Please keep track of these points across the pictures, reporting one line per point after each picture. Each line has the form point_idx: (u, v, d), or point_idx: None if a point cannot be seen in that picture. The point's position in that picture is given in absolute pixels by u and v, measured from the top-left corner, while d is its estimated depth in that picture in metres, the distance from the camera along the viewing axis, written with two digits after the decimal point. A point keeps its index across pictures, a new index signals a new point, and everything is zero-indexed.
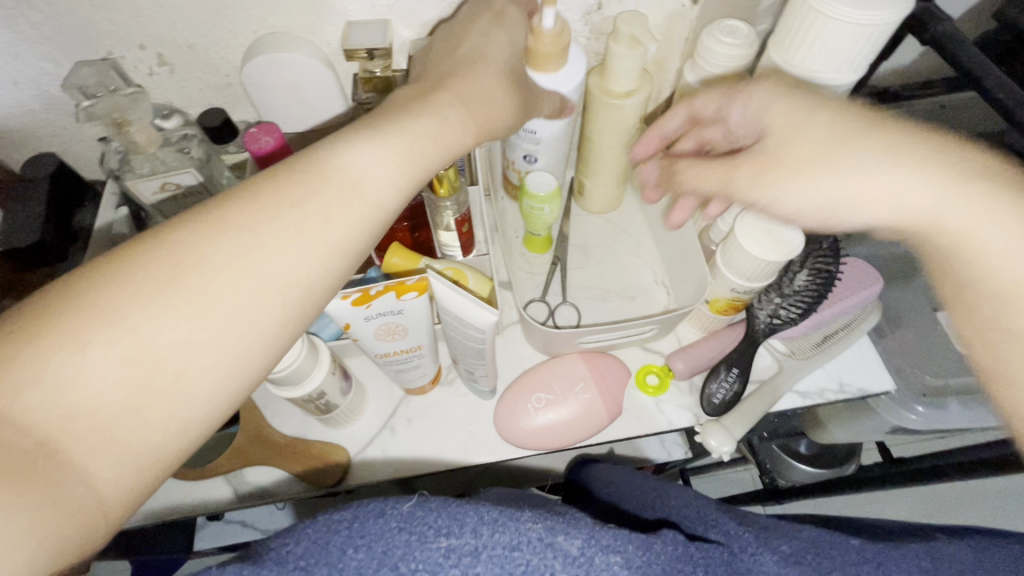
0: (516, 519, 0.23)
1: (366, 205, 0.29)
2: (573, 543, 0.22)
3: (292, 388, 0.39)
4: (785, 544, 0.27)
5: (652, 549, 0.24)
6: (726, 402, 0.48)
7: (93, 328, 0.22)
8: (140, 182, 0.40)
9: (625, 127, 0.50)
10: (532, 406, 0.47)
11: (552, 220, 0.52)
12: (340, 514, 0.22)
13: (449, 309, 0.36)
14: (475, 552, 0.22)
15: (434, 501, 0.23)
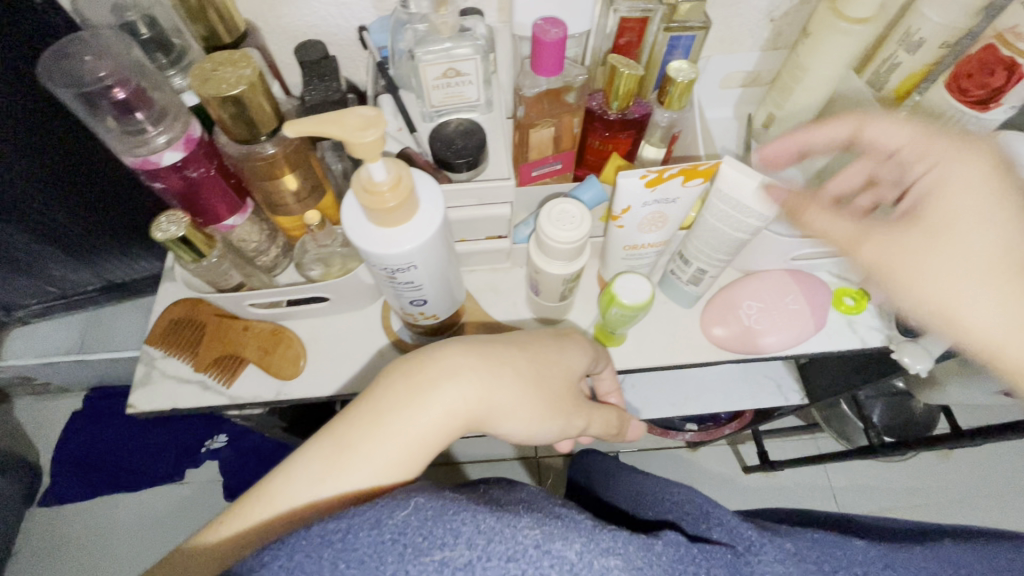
0: (512, 528, 0.30)
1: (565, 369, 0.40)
2: (571, 548, 0.31)
3: (562, 265, 0.42)
4: (790, 543, 0.40)
5: (653, 550, 0.34)
6: (923, 325, 0.51)
7: (390, 417, 0.33)
8: (429, 64, 0.43)
9: (846, 56, 0.52)
10: (743, 314, 0.50)
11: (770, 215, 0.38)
12: (334, 526, 0.29)
13: (732, 198, 0.39)
14: (466, 563, 0.29)
15: (428, 513, 0.29)
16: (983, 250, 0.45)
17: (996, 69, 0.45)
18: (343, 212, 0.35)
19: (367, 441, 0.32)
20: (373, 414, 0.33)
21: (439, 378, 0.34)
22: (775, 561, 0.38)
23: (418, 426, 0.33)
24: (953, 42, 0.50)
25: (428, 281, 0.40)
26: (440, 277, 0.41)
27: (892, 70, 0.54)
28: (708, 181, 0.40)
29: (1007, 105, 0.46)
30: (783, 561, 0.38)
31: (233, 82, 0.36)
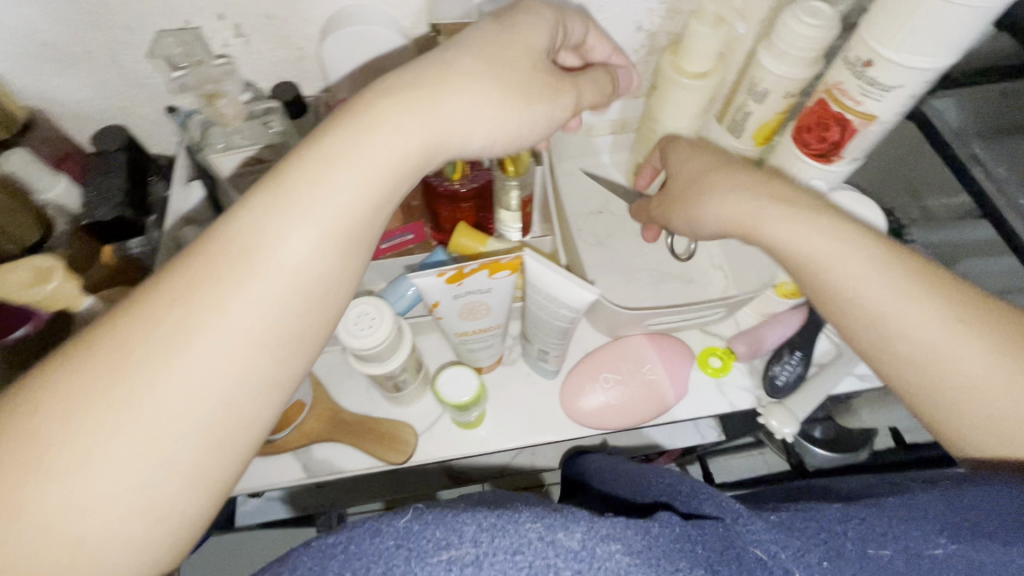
0: (514, 523, 0.24)
1: (513, 85, 0.31)
2: (573, 538, 0.23)
3: (377, 365, 0.39)
4: (775, 514, 0.26)
5: (650, 533, 0.25)
6: (789, 383, 0.49)
7: (302, 191, 0.26)
8: (218, 156, 0.40)
9: (692, 109, 0.50)
10: (600, 386, 0.48)
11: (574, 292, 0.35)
12: (334, 538, 0.23)
13: (540, 288, 0.36)
14: (476, 561, 0.22)
15: (430, 515, 0.24)
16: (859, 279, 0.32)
17: (829, 124, 0.44)
18: None
19: (285, 232, 0.25)
20: (289, 194, 0.25)
21: (365, 142, 0.27)
22: (767, 542, 0.25)
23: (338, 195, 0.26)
24: (797, 91, 0.48)
25: None
26: None
27: (746, 118, 0.52)
28: (519, 271, 0.37)
29: (846, 157, 0.45)
30: (778, 540, 0.25)
31: None
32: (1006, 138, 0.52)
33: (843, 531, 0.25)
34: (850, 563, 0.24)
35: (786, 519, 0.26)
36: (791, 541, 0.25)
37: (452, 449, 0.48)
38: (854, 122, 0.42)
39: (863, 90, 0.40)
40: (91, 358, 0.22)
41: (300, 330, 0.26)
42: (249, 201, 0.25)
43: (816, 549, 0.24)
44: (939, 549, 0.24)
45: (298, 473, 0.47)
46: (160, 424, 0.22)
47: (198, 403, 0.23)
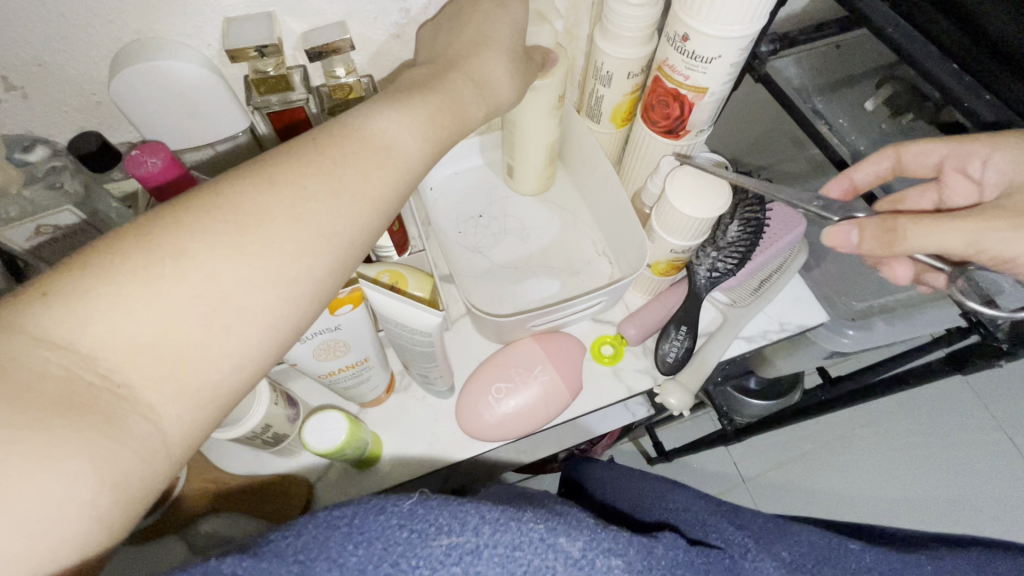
0: (517, 519, 0.22)
1: (402, 165, 0.29)
2: (575, 544, 0.22)
3: (232, 427, 0.36)
4: (785, 551, 0.29)
5: (653, 553, 0.24)
6: (680, 358, 0.49)
7: (300, 181, 0.26)
8: (6, 231, 0.36)
9: (547, 109, 0.47)
10: (493, 397, 0.47)
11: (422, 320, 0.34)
12: (341, 511, 0.21)
13: (389, 317, 0.34)
14: (476, 551, 0.21)
15: (435, 501, 0.22)
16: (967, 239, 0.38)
17: (669, 101, 0.44)
18: None
19: (289, 218, 0.25)
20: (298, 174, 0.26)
21: (360, 150, 0.28)
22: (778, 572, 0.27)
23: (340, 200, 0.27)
24: (639, 70, 0.48)
25: None
26: None
27: (599, 102, 0.51)
28: (364, 302, 0.35)
29: (693, 130, 0.46)
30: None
31: None
32: (841, 89, 0.54)
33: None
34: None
35: (796, 560, 0.29)
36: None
37: (354, 491, 0.46)
38: (688, 96, 0.42)
39: (687, 64, 0.40)
40: (90, 268, 0.22)
41: (294, 313, 0.26)
42: (266, 170, 0.26)
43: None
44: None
45: None
46: (146, 353, 0.22)
47: (155, 349, 0.22)
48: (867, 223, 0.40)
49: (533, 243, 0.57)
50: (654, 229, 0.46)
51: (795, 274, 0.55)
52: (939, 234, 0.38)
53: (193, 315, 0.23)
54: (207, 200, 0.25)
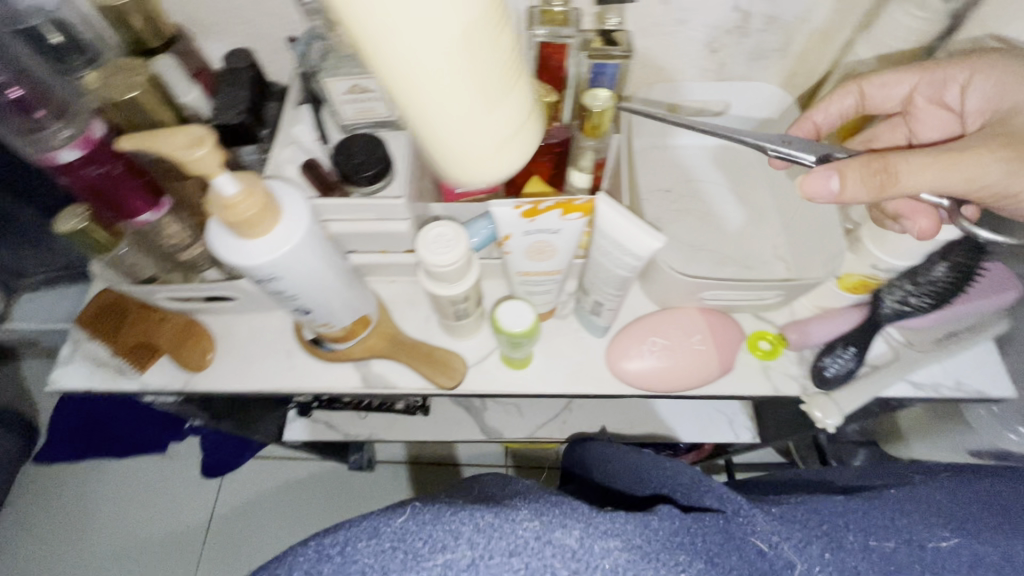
0: (511, 522, 0.28)
1: None
2: (571, 535, 0.28)
3: (444, 286, 0.42)
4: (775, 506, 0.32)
5: (650, 526, 0.30)
6: (838, 376, 0.49)
7: None
8: (333, 81, 0.44)
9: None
10: (646, 349, 0.49)
11: (632, 243, 0.37)
12: (330, 539, 0.28)
13: (608, 234, 0.38)
14: (470, 563, 0.27)
15: (425, 515, 0.28)
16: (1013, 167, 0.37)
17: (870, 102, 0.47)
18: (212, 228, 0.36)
19: None
20: None
21: None
22: (768, 532, 0.30)
23: None
24: (893, 87, 0.47)
25: (312, 295, 0.42)
26: (321, 289, 0.42)
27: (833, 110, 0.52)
28: (590, 216, 0.39)
29: None
30: (778, 529, 0.31)
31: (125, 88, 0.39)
32: None
33: (845, 525, 0.31)
34: (849, 552, 0.30)
35: (786, 512, 0.32)
36: (794, 534, 0.31)
37: (498, 386, 0.51)
38: None
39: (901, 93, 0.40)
40: None
41: None
42: None
43: (815, 540, 0.30)
44: (943, 542, 0.31)
45: (357, 382, 0.52)
46: None
47: None
48: (852, 169, 0.36)
49: (714, 228, 0.58)
50: (862, 241, 0.46)
51: (988, 338, 0.52)
52: (977, 166, 0.37)
53: None
54: None
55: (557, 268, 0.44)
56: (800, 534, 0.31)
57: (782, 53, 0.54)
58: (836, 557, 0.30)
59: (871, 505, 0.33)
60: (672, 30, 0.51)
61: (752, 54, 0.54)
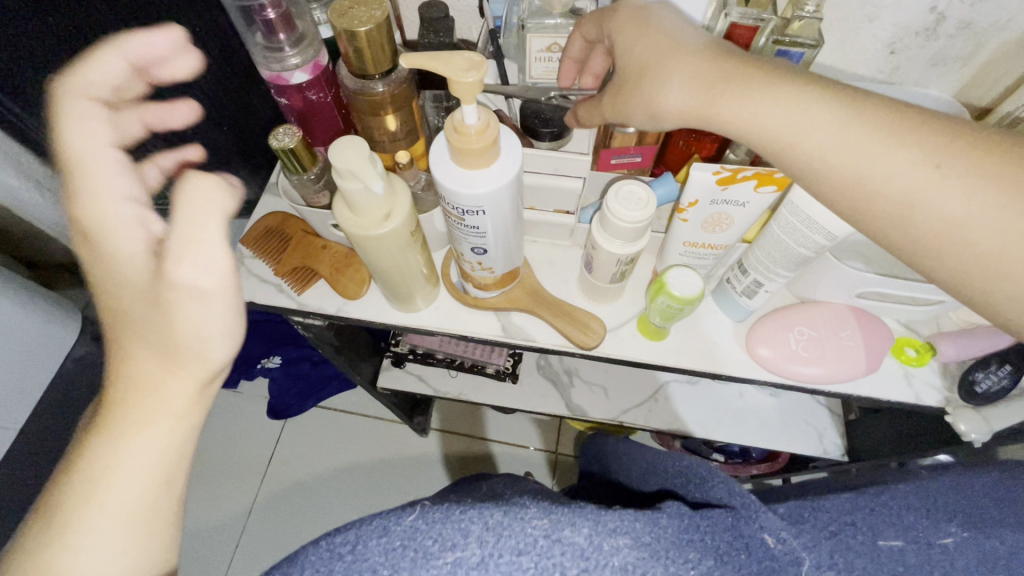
0: (519, 521, 0.29)
1: (208, 344, 0.31)
2: (579, 534, 0.30)
3: (617, 245, 0.44)
4: (783, 509, 0.37)
5: (659, 524, 0.32)
6: (989, 394, 0.47)
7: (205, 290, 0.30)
8: (538, 37, 0.46)
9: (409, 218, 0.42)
10: (793, 337, 0.50)
11: (833, 222, 0.38)
12: (341, 539, 0.29)
13: (802, 211, 0.39)
14: (479, 561, 0.28)
15: (432, 515, 0.29)
16: (902, 160, 0.31)
17: None
18: (433, 148, 0.39)
19: (147, 381, 0.30)
20: (135, 350, 0.30)
21: (141, 357, 0.30)
22: (776, 530, 0.33)
23: (152, 332, 0.30)
24: None
25: (494, 235, 0.44)
26: (505, 231, 0.44)
27: (1017, 122, 0.50)
28: (782, 191, 0.40)
29: None
30: (786, 529, 0.34)
31: (363, 21, 0.40)
32: None
33: (852, 524, 0.35)
34: (857, 553, 0.33)
35: (792, 514, 0.36)
36: (802, 535, 0.34)
37: (634, 353, 0.52)
38: None
39: None
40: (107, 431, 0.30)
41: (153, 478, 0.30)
42: (114, 361, 0.31)
43: (824, 539, 0.34)
44: (949, 538, 0.34)
45: (496, 330, 0.54)
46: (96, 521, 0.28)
47: (137, 472, 0.29)
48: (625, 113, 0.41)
49: None
50: None
51: None
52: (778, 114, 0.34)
53: (111, 509, 0.29)
54: (134, 383, 0.30)
55: (731, 244, 0.45)
56: (810, 535, 0.34)
57: (963, 61, 0.53)
58: (844, 552, 0.33)
59: (877, 507, 0.36)
60: (857, 26, 0.51)
61: (931, 59, 0.54)
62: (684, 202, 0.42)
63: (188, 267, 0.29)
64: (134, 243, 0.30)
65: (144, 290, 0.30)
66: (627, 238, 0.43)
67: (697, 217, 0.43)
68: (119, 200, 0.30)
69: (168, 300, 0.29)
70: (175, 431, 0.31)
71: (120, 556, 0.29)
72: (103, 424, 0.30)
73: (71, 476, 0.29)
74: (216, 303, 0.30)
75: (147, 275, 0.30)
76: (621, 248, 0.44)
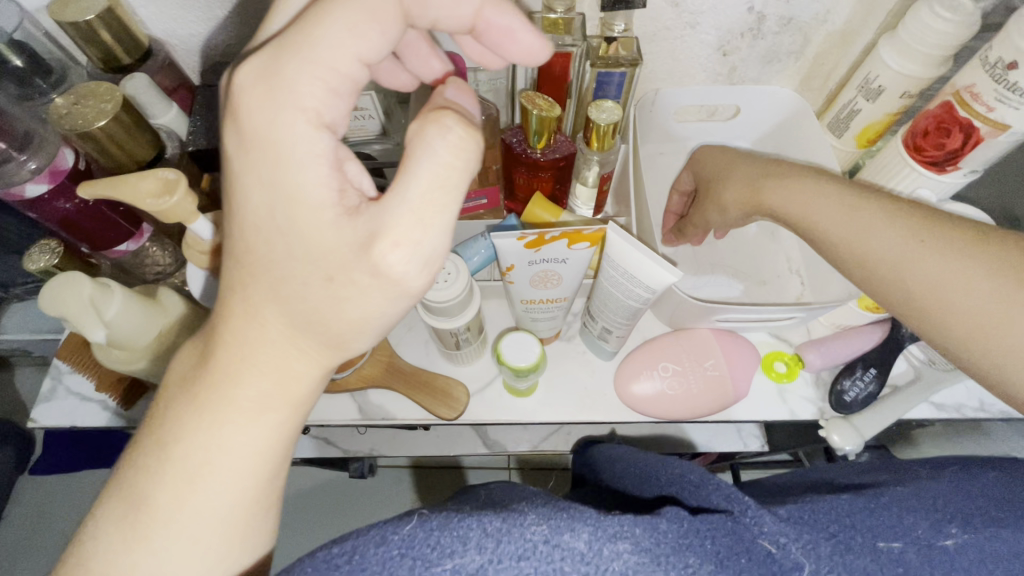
0: (518, 526, 0.23)
1: (356, 328, 0.29)
2: (579, 538, 0.23)
3: (446, 320, 0.40)
4: (782, 509, 0.27)
5: (658, 529, 0.24)
6: (858, 400, 0.47)
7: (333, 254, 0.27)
8: None
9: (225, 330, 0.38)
10: (658, 375, 0.47)
11: (648, 277, 0.35)
12: (338, 549, 0.22)
13: (619, 265, 0.36)
14: (480, 569, 0.22)
15: (433, 521, 0.23)
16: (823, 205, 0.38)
17: (951, 130, 0.40)
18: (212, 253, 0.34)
19: (260, 353, 0.28)
20: (252, 337, 0.28)
21: (254, 335, 0.28)
22: (776, 533, 0.25)
23: (277, 283, 0.28)
24: (916, 92, 0.45)
25: None
26: None
27: (852, 116, 0.49)
28: (599, 245, 0.37)
29: (965, 168, 0.42)
30: (785, 530, 0.25)
31: (92, 117, 0.36)
32: None
33: (853, 526, 0.26)
34: (858, 554, 0.25)
35: (792, 512, 0.27)
36: (803, 535, 0.26)
37: (502, 414, 0.49)
38: (980, 130, 0.39)
39: (999, 96, 0.37)
40: (200, 414, 0.28)
41: (252, 493, 0.28)
42: (223, 330, 0.29)
43: (824, 541, 0.25)
44: (949, 541, 0.26)
45: (354, 413, 0.49)
46: (194, 511, 0.27)
47: (244, 467, 0.28)
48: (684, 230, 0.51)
49: (725, 240, 0.55)
50: None
51: None
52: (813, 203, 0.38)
53: (217, 494, 0.27)
54: (245, 355, 0.28)
55: (571, 294, 0.42)
56: (810, 537, 0.26)
57: (797, 55, 0.51)
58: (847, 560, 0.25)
59: (869, 505, 0.28)
60: (680, 33, 0.48)
61: (764, 57, 0.51)
62: (506, 268, 0.39)
63: (395, 253, 0.27)
64: (282, 182, 0.26)
65: (321, 258, 0.27)
66: (453, 312, 0.39)
67: (522, 279, 0.40)
68: (294, 108, 0.25)
69: (344, 288, 0.27)
70: (279, 437, 0.29)
71: (206, 571, 0.27)
72: (217, 394, 0.28)
73: (171, 453, 0.28)
74: (375, 298, 0.28)
75: (342, 249, 0.27)
76: (450, 323, 0.40)
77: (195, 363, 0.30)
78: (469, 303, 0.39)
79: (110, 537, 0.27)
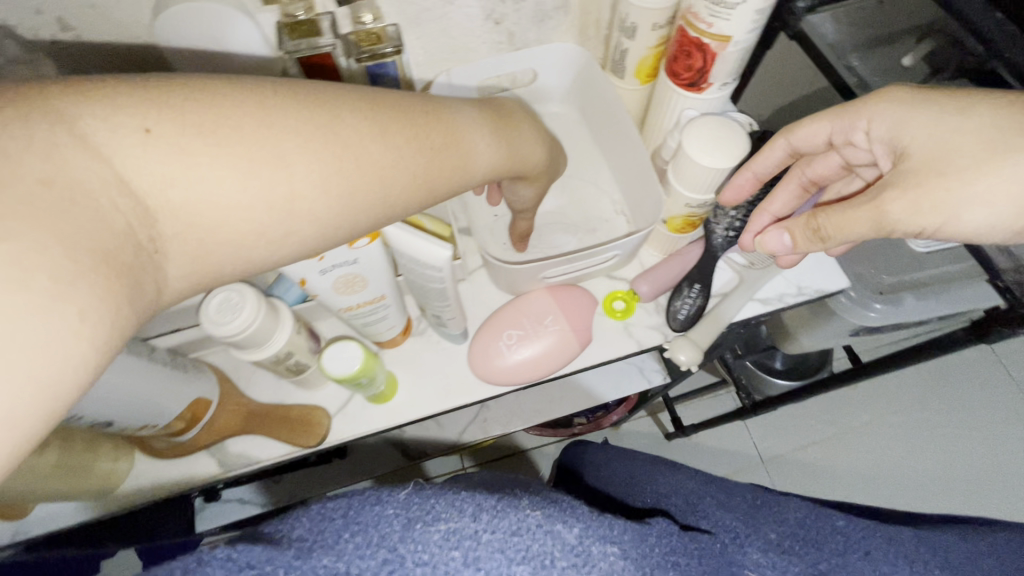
0: (514, 507, 0.23)
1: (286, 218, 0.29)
2: (570, 531, 0.23)
3: (257, 350, 0.39)
4: (772, 537, 0.32)
5: (647, 541, 0.26)
6: (691, 315, 0.50)
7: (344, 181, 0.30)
8: None
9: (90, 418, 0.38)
10: (505, 344, 0.48)
11: (430, 257, 0.35)
12: (334, 504, 0.22)
13: (403, 253, 0.36)
14: (474, 536, 0.22)
15: (429, 491, 0.23)
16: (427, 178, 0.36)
17: (692, 51, 0.43)
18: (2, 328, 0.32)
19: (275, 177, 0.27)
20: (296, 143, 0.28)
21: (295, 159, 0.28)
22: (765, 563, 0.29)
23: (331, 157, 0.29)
24: (665, 22, 0.47)
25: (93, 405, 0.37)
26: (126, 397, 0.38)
27: (624, 56, 0.51)
28: (381, 238, 0.37)
29: (716, 82, 0.45)
30: (774, 562, 0.29)
31: None
32: (880, 47, 0.50)
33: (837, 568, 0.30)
34: None
35: (783, 543, 0.32)
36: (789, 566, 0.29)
37: (368, 426, 0.48)
38: (711, 46, 0.42)
39: (711, 12, 0.39)
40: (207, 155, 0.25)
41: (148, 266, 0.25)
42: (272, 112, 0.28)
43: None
44: None
45: (214, 469, 0.47)
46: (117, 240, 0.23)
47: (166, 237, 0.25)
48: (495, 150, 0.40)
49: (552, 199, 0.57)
50: (671, 183, 0.45)
51: None
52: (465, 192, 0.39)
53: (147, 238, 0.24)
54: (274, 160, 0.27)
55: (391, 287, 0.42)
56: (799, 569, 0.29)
57: (564, 9, 0.52)
58: None
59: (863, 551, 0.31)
60: (443, 11, 0.48)
61: (535, 16, 0.52)
62: (303, 282, 0.38)
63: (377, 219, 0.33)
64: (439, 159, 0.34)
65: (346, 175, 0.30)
66: (260, 339, 0.38)
67: (324, 288, 0.39)
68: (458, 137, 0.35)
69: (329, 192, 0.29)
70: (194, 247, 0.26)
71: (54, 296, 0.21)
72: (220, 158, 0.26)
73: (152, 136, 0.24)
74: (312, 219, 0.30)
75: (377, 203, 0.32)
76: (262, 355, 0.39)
77: (398, 100, 0.32)
78: (271, 324, 0.38)
79: (159, 131, 0.25)
